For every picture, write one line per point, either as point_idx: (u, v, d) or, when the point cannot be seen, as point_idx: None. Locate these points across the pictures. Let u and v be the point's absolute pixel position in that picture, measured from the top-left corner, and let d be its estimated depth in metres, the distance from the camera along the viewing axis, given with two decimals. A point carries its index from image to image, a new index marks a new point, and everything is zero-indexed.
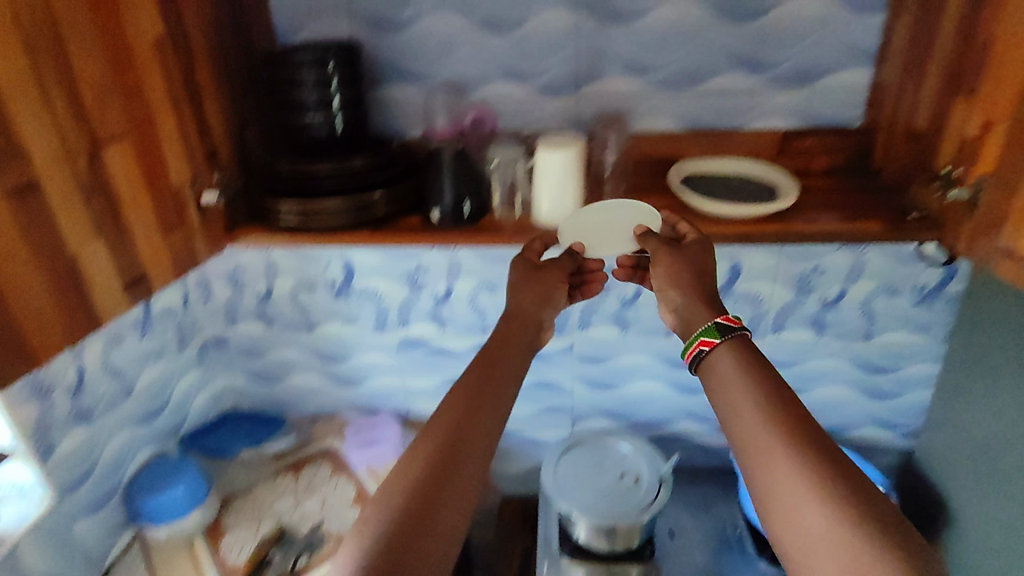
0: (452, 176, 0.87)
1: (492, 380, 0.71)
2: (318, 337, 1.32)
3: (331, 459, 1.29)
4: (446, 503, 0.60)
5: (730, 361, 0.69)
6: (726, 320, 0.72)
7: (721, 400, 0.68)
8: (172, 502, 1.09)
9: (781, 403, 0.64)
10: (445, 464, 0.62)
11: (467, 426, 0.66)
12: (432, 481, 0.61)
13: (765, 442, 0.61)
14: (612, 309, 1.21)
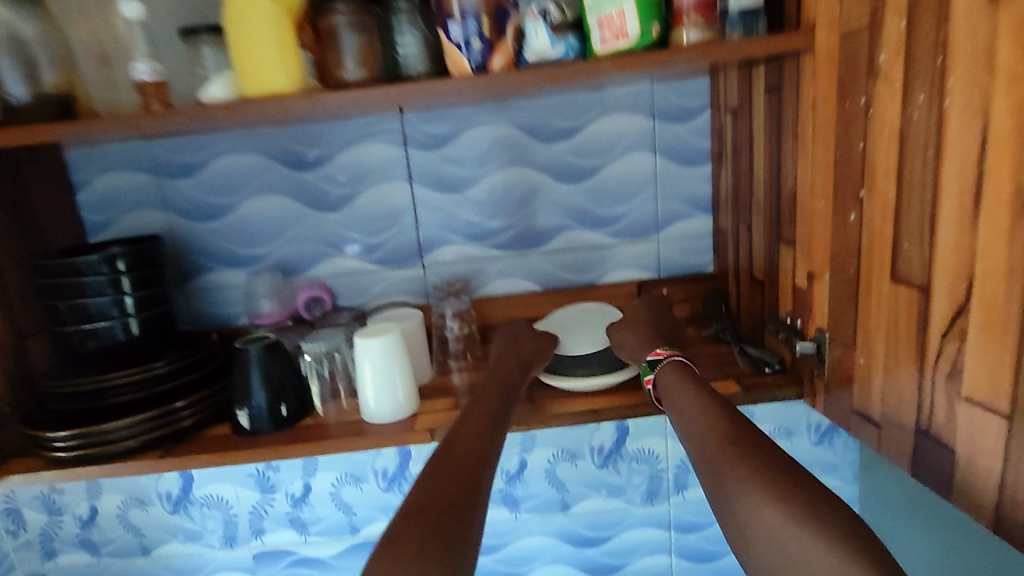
0: (263, 380, 0.76)
1: (487, 424, 0.66)
2: (157, 561, 1.10)
3: None
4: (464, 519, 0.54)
5: (676, 373, 0.70)
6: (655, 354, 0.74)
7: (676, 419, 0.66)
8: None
9: (724, 409, 0.63)
10: (446, 499, 0.55)
11: (469, 466, 0.60)
12: (438, 514, 0.54)
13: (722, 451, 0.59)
14: (495, 487, 1.07)
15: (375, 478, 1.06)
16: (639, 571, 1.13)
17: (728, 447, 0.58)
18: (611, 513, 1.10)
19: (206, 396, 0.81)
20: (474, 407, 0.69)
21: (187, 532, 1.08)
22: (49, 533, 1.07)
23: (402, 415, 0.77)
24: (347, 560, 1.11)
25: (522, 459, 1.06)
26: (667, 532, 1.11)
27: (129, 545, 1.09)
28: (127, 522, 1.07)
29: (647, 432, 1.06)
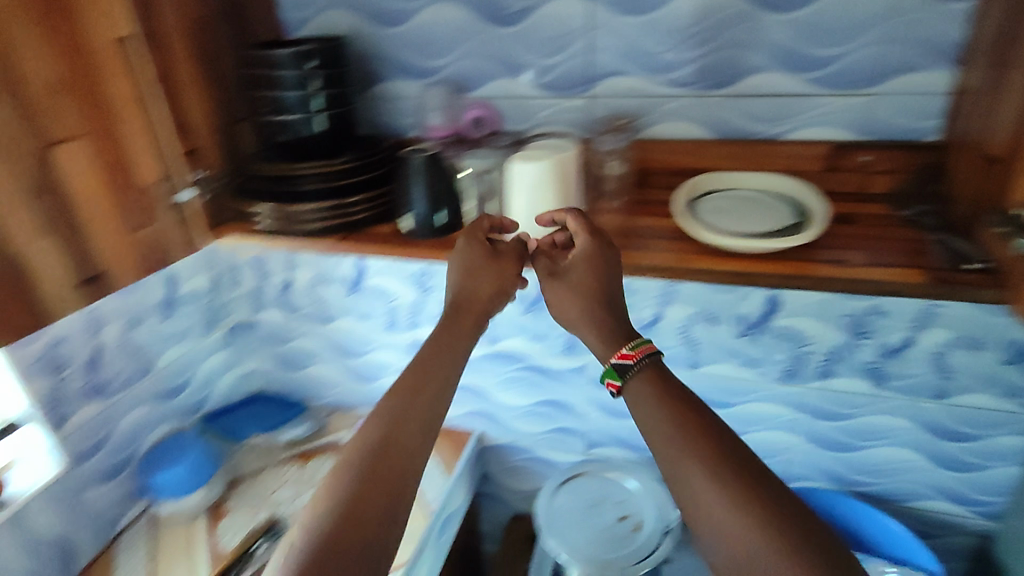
0: (428, 192, 0.81)
1: (426, 376, 0.69)
2: (334, 331, 1.32)
3: (334, 455, 1.30)
4: (377, 494, 0.59)
5: (642, 383, 0.64)
6: (621, 358, 0.66)
7: (636, 405, 0.64)
8: (182, 480, 1.15)
9: (680, 396, 0.62)
10: (371, 467, 0.61)
11: (400, 427, 0.64)
12: (356, 493, 0.59)
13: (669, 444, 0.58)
14: (626, 331, 1.09)
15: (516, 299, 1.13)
16: (758, 441, 1.12)
17: (674, 428, 0.59)
18: (741, 381, 1.07)
19: (375, 195, 0.88)
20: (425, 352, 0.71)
21: (359, 314, 1.28)
22: (259, 291, 1.33)
23: (543, 238, 0.80)
24: (483, 362, 1.24)
25: (658, 312, 1.05)
26: (794, 413, 1.07)
27: (315, 313, 1.31)
28: (314, 295, 1.29)
29: (800, 310, 0.98)
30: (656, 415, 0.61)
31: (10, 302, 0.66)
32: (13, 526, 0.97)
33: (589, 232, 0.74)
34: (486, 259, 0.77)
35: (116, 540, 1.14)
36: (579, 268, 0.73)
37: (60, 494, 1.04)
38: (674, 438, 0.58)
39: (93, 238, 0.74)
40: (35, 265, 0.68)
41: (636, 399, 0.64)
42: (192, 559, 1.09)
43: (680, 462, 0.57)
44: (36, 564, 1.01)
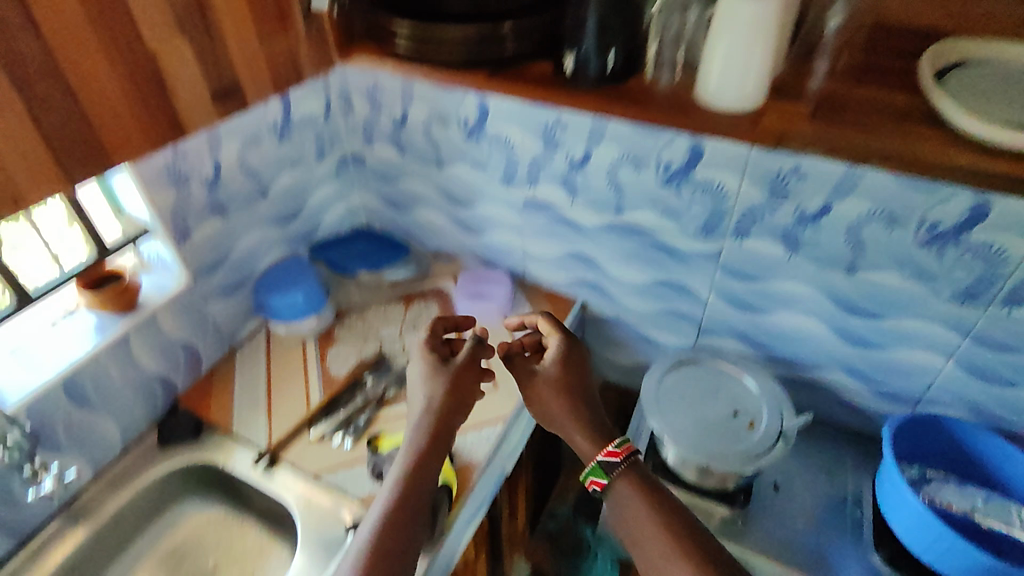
0: (599, 26, 0.66)
1: (430, 451, 0.85)
2: (446, 176, 1.24)
3: (438, 302, 1.31)
4: (413, 522, 0.79)
5: (624, 483, 0.83)
6: (608, 457, 0.84)
7: (621, 506, 0.82)
8: (296, 307, 1.17)
9: (656, 502, 0.80)
10: (408, 500, 0.80)
11: (412, 490, 0.81)
12: (400, 523, 0.78)
13: (647, 521, 0.79)
14: (779, 221, 0.96)
15: (658, 169, 1.00)
16: (899, 360, 1.01)
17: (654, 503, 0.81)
18: (903, 294, 0.94)
19: (532, 24, 0.74)
20: (426, 427, 0.87)
21: (475, 162, 1.19)
22: (371, 123, 1.25)
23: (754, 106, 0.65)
24: (603, 231, 1.14)
25: (825, 204, 0.91)
26: (961, 339, 0.94)
27: (428, 155, 1.23)
28: (429, 135, 1.19)
29: (1011, 225, 0.81)
30: (637, 504, 0.81)
31: (149, 105, 0.60)
32: (147, 328, 1.02)
33: (563, 331, 0.98)
34: (451, 372, 0.92)
35: (236, 350, 1.21)
36: (544, 395, 0.93)
37: (187, 304, 1.08)
38: (643, 520, 0.79)
39: (230, 39, 0.66)
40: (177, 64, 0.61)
41: (618, 496, 0.83)
42: (307, 378, 1.14)
43: (640, 530, 0.79)
44: (169, 363, 1.08)
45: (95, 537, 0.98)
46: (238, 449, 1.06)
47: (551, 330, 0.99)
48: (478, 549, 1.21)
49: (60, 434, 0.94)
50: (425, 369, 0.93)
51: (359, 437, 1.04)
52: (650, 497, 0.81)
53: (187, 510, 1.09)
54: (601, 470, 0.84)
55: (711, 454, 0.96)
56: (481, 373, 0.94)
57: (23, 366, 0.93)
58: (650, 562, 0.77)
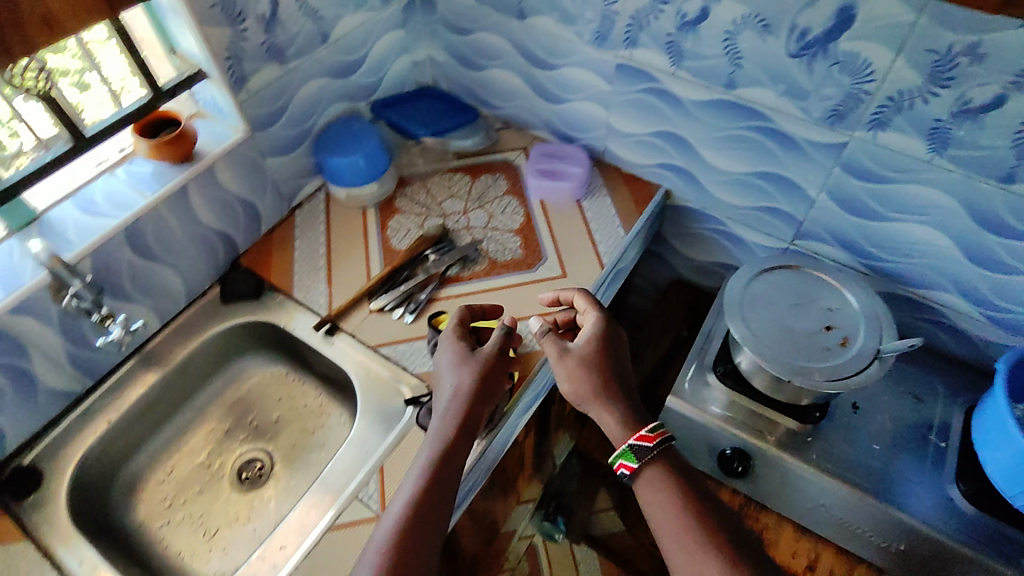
0: None
1: (459, 436, 0.77)
2: (528, 30, 1.08)
3: (506, 177, 1.20)
4: (436, 521, 0.70)
5: (655, 473, 0.75)
6: (640, 441, 0.76)
7: (650, 500, 0.74)
8: (358, 171, 1.10)
9: (693, 507, 0.72)
10: (433, 496, 0.71)
11: (440, 480, 0.73)
12: (422, 523, 0.69)
13: (679, 528, 0.70)
14: (931, 113, 0.79)
15: (790, 35, 0.83)
16: None
17: (689, 507, 0.72)
18: None
19: None
20: (456, 413, 0.79)
21: (564, 15, 1.02)
22: None
23: None
24: (706, 109, 0.99)
25: (1000, 95, 0.73)
26: None
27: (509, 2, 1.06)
28: None
29: None
30: (670, 500, 0.73)
31: None
32: (206, 180, 0.97)
33: (602, 310, 0.88)
34: (472, 357, 0.84)
35: (295, 210, 1.16)
36: (573, 370, 0.83)
37: (247, 157, 1.02)
38: (676, 522, 0.71)
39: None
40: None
41: (648, 490, 0.75)
42: (368, 248, 1.10)
43: (671, 532, 0.71)
44: (230, 219, 1.05)
45: (166, 381, 1.01)
46: (299, 313, 1.05)
47: (588, 310, 0.89)
48: (529, 431, 1.21)
49: (126, 283, 0.94)
50: (456, 352, 0.85)
51: (421, 314, 1.01)
52: (686, 498, 0.73)
53: (251, 366, 1.11)
54: (632, 451, 0.76)
55: (797, 370, 0.87)
56: (504, 368, 0.85)
57: (86, 211, 0.90)
58: (682, 563, 0.68)
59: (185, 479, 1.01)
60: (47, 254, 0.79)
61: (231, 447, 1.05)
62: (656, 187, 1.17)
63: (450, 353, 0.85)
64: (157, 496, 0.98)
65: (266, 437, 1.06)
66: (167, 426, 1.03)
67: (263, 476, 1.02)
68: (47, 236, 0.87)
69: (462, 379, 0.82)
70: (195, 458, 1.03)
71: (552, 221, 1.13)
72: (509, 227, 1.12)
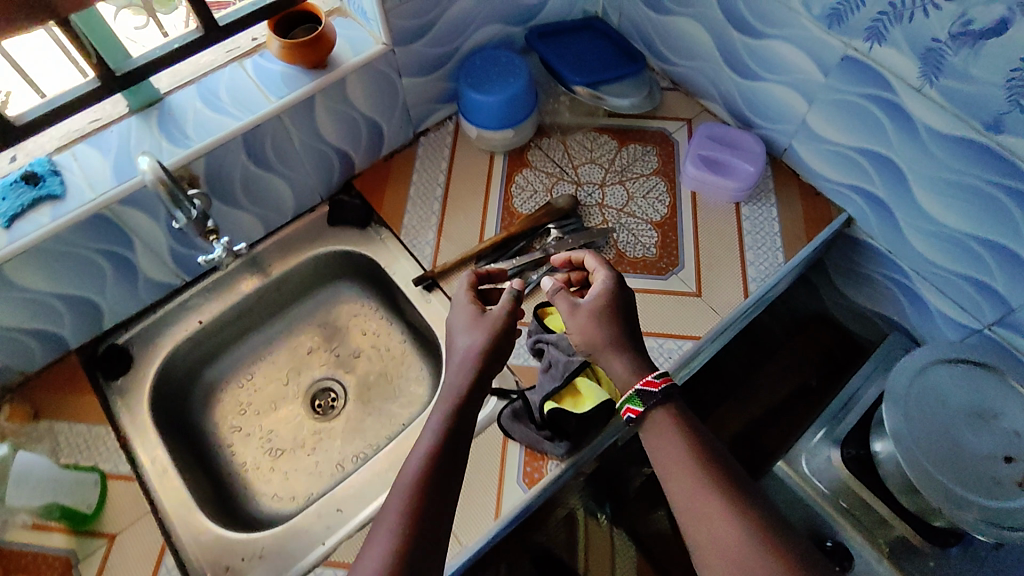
0: None
1: (470, 399, 0.68)
2: None
3: (658, 153, 1.02)
4: (450, 488, 0.63)
5: (664, 413, 0.64)
6: (648, 386, 0.64)
7: (652, 446, 0.64)
8: (499, 113, 0.95)
9: (703, 448, 0.62)
10: (446, 466, 0.63)
11: (452, 448, 0.65)
12: (434, 494, 0.61)
13: (685, 470, 0.60)
14: None
15: None
16: None
17: (697, 447, 0.62)
18: None
19: None
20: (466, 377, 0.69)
21: None
22: None
23: None
24: (944, 142, 0.77)
25: None
26: None
27: None
28: None
29: None
30: (675, 450, 0.62)
31: None
32: (335, 93, 0.86)
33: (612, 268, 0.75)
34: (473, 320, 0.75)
35: (419, 138, 1.05)
36: (578, 322, 0.71)
37: (381, 73, 0.89)
38: (686, 464, 0.61)
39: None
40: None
41: (659, 438, 0.63)
42: (486, 204, 0.99)
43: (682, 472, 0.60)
44: (351, 138, 0.95)
45: (259, 294, 0.98)
46: (402, 257, 0.97)
47: (597, 267, 0.76)
48: None
49: (237, 192, 0.88)
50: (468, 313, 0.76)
51: (528, 297, 0.90)
52: (702, 445, 0.62)
53: (344, 292, 1.06)
54: (637, 394, 0.64)
55: (952, 501, 0.75)
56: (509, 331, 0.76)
57: (206, 103, 0.82)
58: (697, 519, 0.58)
59: (261, 391, 1.00)
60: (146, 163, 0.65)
61: (309, 371, 1.03)
62: (837, 212, 0.96)
63: (460, 317, 0.76)
64: (234, 401, 0.98)
65: (343, 371, 1.03)
66: (252, 337, 1.01)
67: (337, 409, 0.99)
68: (165, 125, 0.80)
69: (472, 338, 0.72)
70: (274, 373, 1.02)
71: (701, 221, 0.96)
72: (648, 217, 0.97)
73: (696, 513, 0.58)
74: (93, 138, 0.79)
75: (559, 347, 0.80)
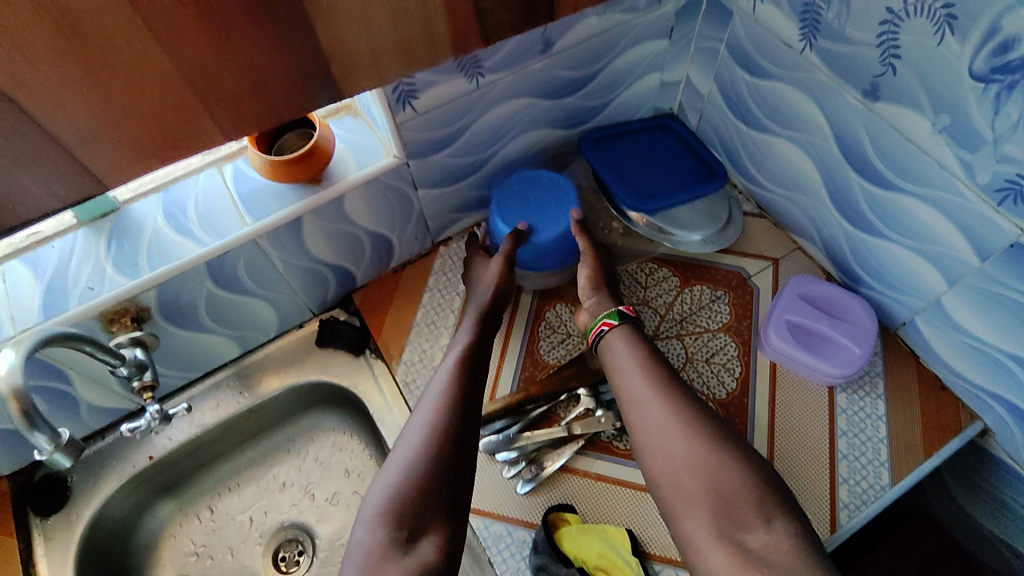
0: None
1: (473, 352, 0.69)
2: (866, 121, 0.63)
3: (733, 301, 0.81)
4: (462, 427, 0.61)
5: (624, 335, 0.68)
6: (626, 308, 0.71)
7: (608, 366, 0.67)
8: (538, 251, 0.77)
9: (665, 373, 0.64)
10: (457, 409, 0.62)
11: (464, 395, 0.64)
12: (448, 438, 0.59)
13: (639, 394, 0.63)
14: None
15: None
16: None
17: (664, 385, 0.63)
18: None
19: None
20: (438, 415, 0.61)
21: (950, 131, 0.56)
22: None
23: None
24: None
25: None
26: None
27: (853, 69, 0.62)
28: (886, 36, 0.57)
29: None
30: (630, 359, 0.66)
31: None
32: (330, 212, 0.69)
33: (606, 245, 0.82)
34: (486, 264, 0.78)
35: (438, 248, 0.87)
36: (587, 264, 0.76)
37: (392, 187, 0.72)
38: (640, 368, 0.64)
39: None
40: (203, 107, 0.36)
41: (615, 349, 0.68)
42: (505, 347, 0.79)
43: (632, 370, 0.65)
44: (351, 253, 0.78)
45: (228, 424, 0.83)
46: (395, 400, 0.79)
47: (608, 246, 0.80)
48: None
49: (200, 319, 0.72)
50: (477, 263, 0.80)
51: (541, 488, 0.70)
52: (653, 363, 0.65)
53: (331, 422, 0.89)
54: (617, 312, 0.71)
55: None
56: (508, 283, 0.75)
57: (170, 219, 0.67)
58: (658, 433, 0.59)
59: (218, 533, 0.84)
60: (8, 396, 0.43)
61: (277, 513, 0.86)
62: (967, 418, 0.71)
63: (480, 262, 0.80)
64: (186, 543, 0.83)
65: (314, 518, 0.85)
66: (219, 467, 0.86)
67: (303, 567, 0.83)
68: (117, 243, 0.66)
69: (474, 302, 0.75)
70: (235, 511, 0.85)
71: (781, 407, 0.73)
72: (709, 391, 0.75)
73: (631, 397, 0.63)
74: (31, 253, 0.66)
75: None
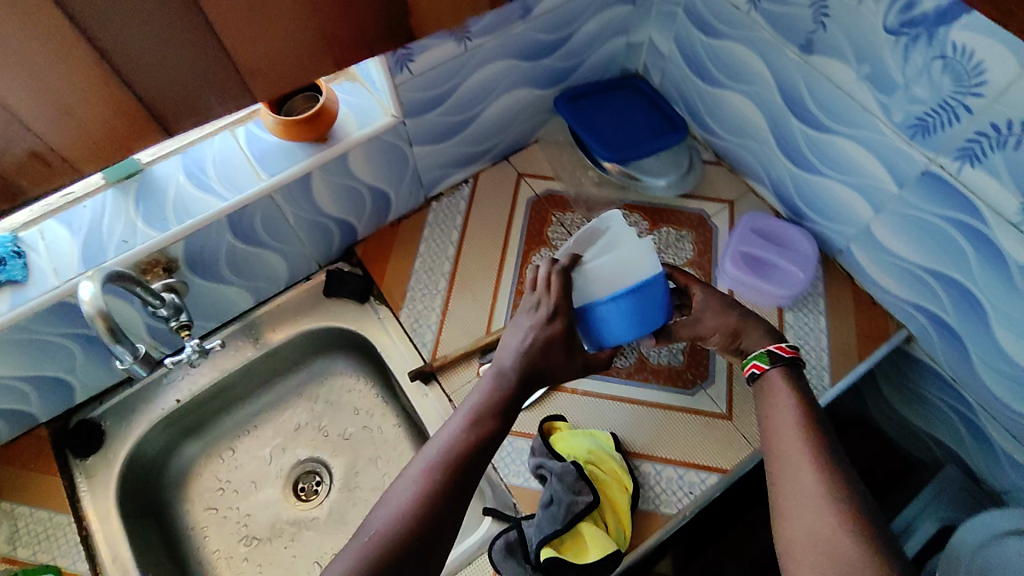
0: None
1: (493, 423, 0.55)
2: (803, 71, 0.73)
3: (695, 239, 0.91)
4: (443, 517, 0.50)
5: (781, 378, 0.61)
6: (778, 347, 0.64)
7: (762, 413, 0.61)
8: None
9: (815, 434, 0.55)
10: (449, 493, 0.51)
11: (462, 476, 0.52)
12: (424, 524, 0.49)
13: (788, 441, 0.56)
14: None
15: None
16: None
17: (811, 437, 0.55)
18: None
19: None
20: (420, 493, 0.50)
21: (871, 76, 0.67)
22: None
23: None
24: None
25: None
26: None
27: (792, 26, 0.71)
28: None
29: None
30: (782, 404, 0.59)
31: None
32: (336, 168, 0.77)
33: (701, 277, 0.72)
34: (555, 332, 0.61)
35: (430, 203, 0.95)
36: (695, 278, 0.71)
37: (390, 145, 0.80)
38: (796, 420, 0.57)
39: None
40: (313, 36, 0.49)
41: (770, 396, 0.61)
42: (497, 288, 0.89)
43: (786, 415, 0.58)
44: (354, 208, 0.86)
45: (243, 371, 0.90)
46: (399, 338, 0.88)
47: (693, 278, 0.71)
48: None
49: (221, 269, 0.79)
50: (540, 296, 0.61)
51: (536, 405, 0.80)
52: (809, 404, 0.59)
53: (338, 366, 0.98)
54: (767, 353, 0.64)
55: None
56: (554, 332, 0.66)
57: (191, 178, 0.74)
58: (795, 479, 0.53)
59: (243, 467, 0.93)
60: (96, 315, 0.52)
61: (294, 449, 0.94)
62: (895, 327, 0.83)
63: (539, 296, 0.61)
64: (212, 478, 0.91)
65: (328, 451, 0.94)
66: (238, 411, 0.94)
67: (321, 495, 0.92)
68: (143, 201, 0.72)
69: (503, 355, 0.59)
70: (255, 448, 0.94)
71: None
72: None
73: (775, 437, 0.57)
74: (64, 213, 0.72)
75: (563, 481, 0.69)
